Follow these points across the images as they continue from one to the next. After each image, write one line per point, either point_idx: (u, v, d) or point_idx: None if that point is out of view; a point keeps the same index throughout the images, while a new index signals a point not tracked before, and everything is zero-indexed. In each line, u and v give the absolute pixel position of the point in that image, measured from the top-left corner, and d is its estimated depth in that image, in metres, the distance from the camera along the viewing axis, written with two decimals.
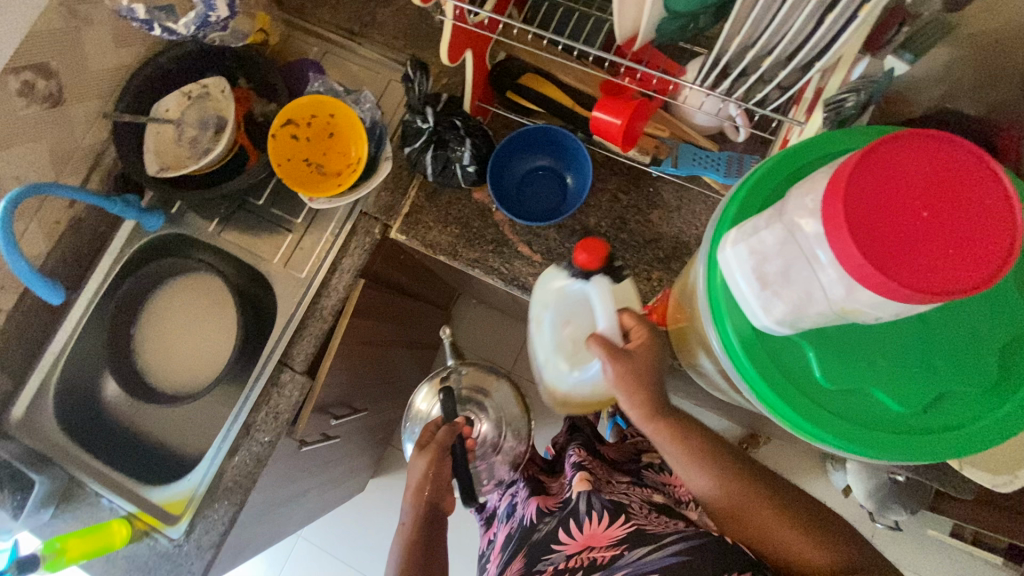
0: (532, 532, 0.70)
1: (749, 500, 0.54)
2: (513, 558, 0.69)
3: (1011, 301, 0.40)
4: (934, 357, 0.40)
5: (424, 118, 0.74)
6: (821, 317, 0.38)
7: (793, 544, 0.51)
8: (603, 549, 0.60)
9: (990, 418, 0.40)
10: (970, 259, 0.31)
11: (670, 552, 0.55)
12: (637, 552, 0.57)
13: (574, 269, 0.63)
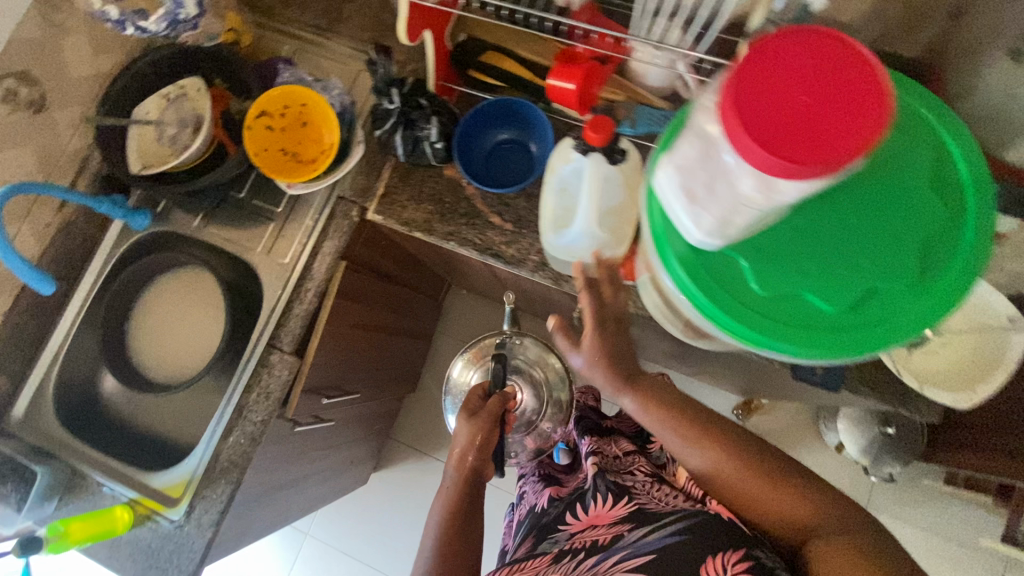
0: (542, 517, 0.81)
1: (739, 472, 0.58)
2: (526, 539, 0.79)
3: (925, 201, 0.43)
4: (859, 257, 0.43)
5: (390, 99, 0.77)
6: (745, 221, 0.40)
7: (790, 509, 0.56)
8: (602, 526, 0.68)
9: (920, 310, 0.42)
10: (851, 129, 0.33)
11: (668, 531, 0.61)
12: (636, 533, 0.63)
13: (581, 145, 0.61)
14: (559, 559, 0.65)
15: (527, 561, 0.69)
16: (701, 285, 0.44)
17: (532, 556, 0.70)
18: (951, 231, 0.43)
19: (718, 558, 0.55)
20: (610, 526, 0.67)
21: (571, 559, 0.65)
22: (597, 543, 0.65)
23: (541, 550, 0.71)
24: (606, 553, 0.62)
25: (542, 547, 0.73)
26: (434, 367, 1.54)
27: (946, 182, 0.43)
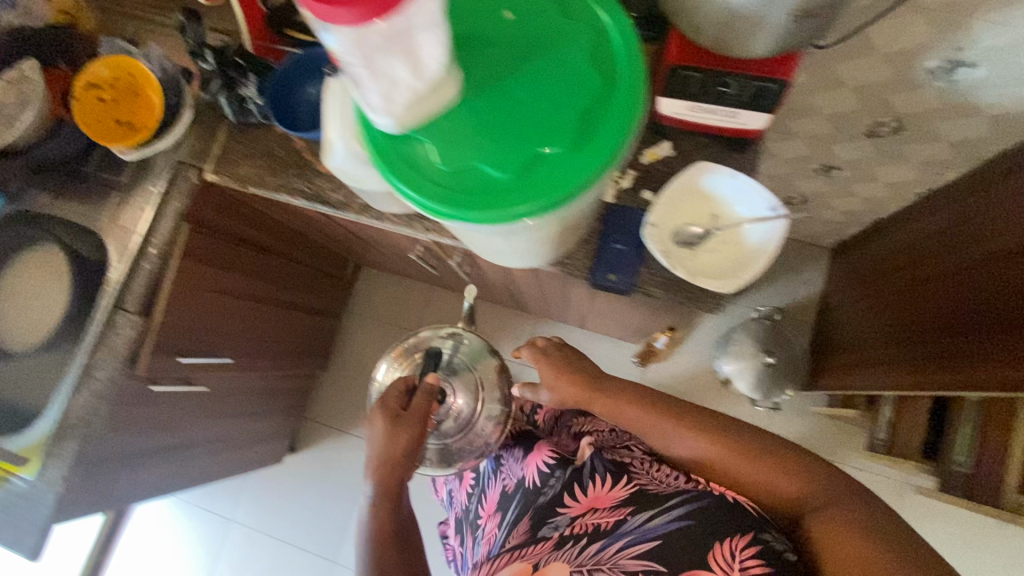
0: (540, 497, 0.87)
1: (740, 457, 0.71)
2: (519, 518, 0.86)
3: (579, 73, 0.48)
4: (524, 126, 0.47)
5: (205, 60, 0.81)
6: (403, 87, 0.44)
7: (784, 486, 0.69)
8: (607, 511, 0.76)
9: (580, 168, 0.47)
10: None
11: (674, 515, 0.70)
12: (639, 518, 0.72)
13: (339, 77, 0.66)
14: (562, 546, 0.74)
15: (529, 547, 0.77)
16: (394, 166, 0.48)
17: (533, 542, 0.78)
18: (605, 97, 0.48)
19: (727, 543, 0.65)
20: (612, 509, 0.76)
21: (574, 544, 0.73)
22: (601, 528, 0.73)
23: (543, 534, 0.78)
24: (611, 538, 0.71)
25: (541, 531, 0.80)
26: (348, 343, 1.58)
27: (602, 56, 0.48)
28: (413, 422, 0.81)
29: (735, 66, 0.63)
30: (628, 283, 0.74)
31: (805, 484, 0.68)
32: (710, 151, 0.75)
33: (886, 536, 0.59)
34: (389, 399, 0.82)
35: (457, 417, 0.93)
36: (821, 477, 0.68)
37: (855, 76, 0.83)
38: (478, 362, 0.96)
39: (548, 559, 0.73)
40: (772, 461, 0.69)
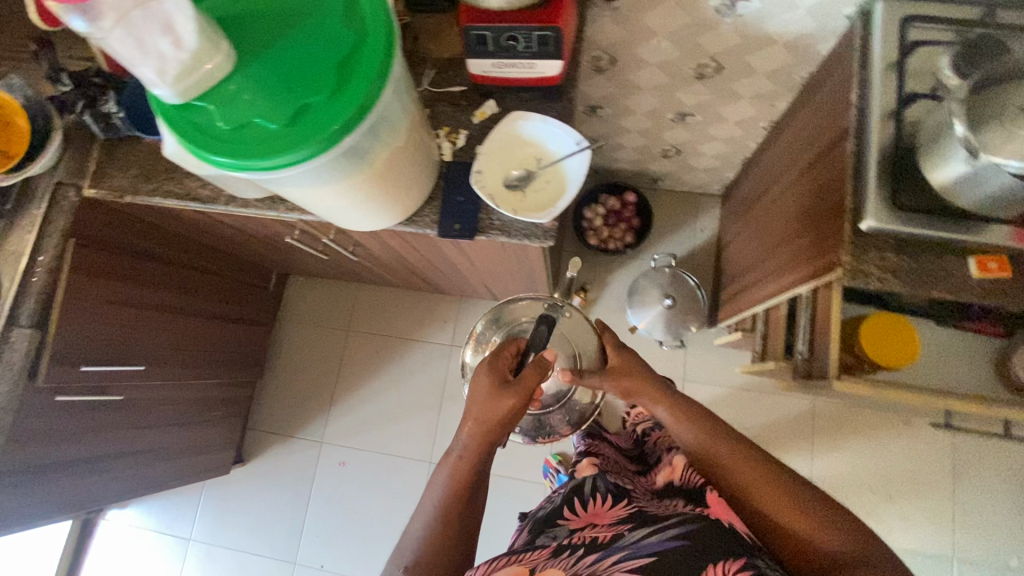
0: (543, 511, 0.95)
1: (774, 491, 0.74)
2: (523, 536, 0.90)
3: (332, 31, 0.55)
4: (289, 81, 0.55)
5: (65, 83, 0.88)
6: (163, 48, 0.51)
7: (809, 528, 0.69)
8: (602, 526, 0.81)
9: (341, 110, 0.54)
10: None
11: (669, 535, 0.69)
12: (635, 534, 0.73)
13: None
14: (557, 554, 0.75)
15: (525, 554, 0.79)
16: (184, 131, 0.55)
17: (530, 550, 0.80)
18: (358, 49, 0.56)
19: (718, 564, 0.63)
20: (610, 525, 0.80)
21: (570, 554, 0.74)
22: (597, 541, 0.75)
23: (541, 544, 0.82)
24: (605, 551, 0.71)
25: (538, 541, 0.83)
26: (282, 349, 1.63)
27: (353, 16, 0.56)
28: (529, 386, 0.84)
29: (520, 22, 0.71)
30: (470, 230, 0.80)
31: (842, 538, 0.67)
32: (530, 103, 0.84)
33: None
34: (502, 357, 0.89)
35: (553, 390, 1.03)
36: (855, 531, 0.68)
37: (660, 24, 0.93)
38: (581, 337, 1.03)
39: (544, 564, 0.73)
40: (808, 504, 0.71)
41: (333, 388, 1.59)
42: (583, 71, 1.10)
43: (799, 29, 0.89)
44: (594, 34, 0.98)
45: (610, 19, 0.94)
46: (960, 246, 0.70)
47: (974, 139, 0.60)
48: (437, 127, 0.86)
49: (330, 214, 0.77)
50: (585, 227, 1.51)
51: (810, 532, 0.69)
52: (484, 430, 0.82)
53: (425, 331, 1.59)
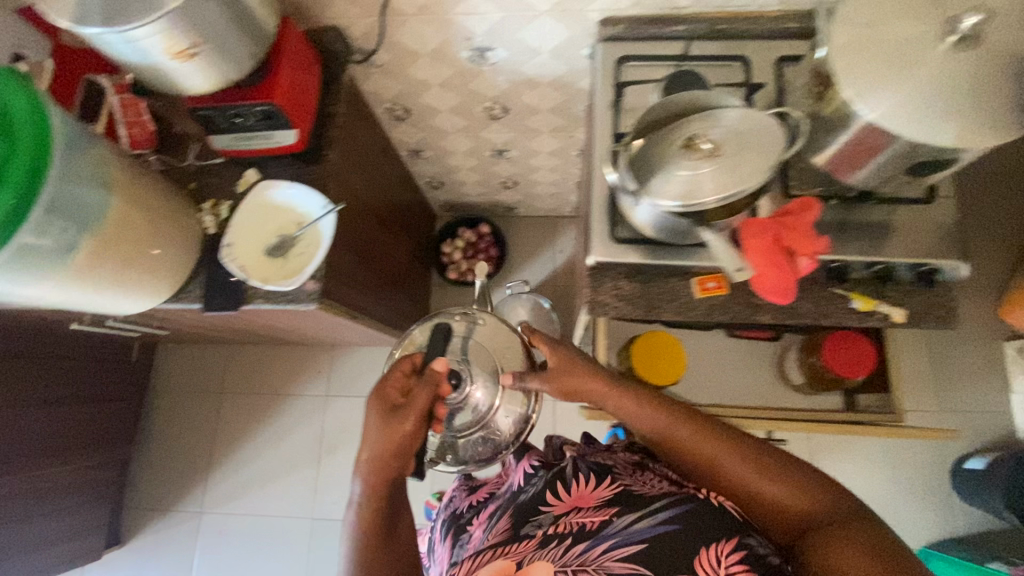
0: (520, 496, 0.75)
1: (731, 458, 0.63)
2: (497, 518, 0.74)
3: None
4: None
5: None
6: None
7: (787, 495, 0.60)
8: (587, 509, 0.66)
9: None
10: None
11: (661, 518, 0.61)
12: (624, 519, 0.62)
13: None
14: (546, 543, 0.63)
15: (509, 546, 0.65)
16: None
17: (516, 539, 0.66)
18: (13, 154, 0.58)
19: (712, 549, 0.57)
20: (598, 508, 0.66)
21: (559, 542, 0.62)
22: (585, 528, 0.63)
23: (526, 531, 0.67)
24: (596, 538, 0.62)
25: (522, 529, 0.68)
26: (158, 420, 1.58)
27: (7, 124, 0.59)
28: (414, 415, 0.60)
29: (237, 100, 0.73)
30: (234, 300, 0.81)
31: (808, 497, 0.60)
32: (289, 169, 0.85)
33: (873, 546, 0.52)
34: (388, 387, 0.62)
35: (469, 421, 0.67)
36: (822, 486, 0.60)
37: (430, 75, 0.97)
38: (502, 341, 0.70)
39: (531, 557, 0.62)
40: (770, 466, 0.62)
41: (212, 453, 1.55)
42: (385, 121, 1.12)
43: (554, 70, 0.93)
44: (374, 90, 1.01)
45: (380, 75, 0.96)
46: (684, 268, 0.75)
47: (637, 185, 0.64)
48: (202, 200, 0.86)
49: (77, 304, 0.76)
50: (445, 262, 1.53)
51: (779, 496, 0.61)
52: (377, 476, 0.61)
53: (301, 383, 1.57)
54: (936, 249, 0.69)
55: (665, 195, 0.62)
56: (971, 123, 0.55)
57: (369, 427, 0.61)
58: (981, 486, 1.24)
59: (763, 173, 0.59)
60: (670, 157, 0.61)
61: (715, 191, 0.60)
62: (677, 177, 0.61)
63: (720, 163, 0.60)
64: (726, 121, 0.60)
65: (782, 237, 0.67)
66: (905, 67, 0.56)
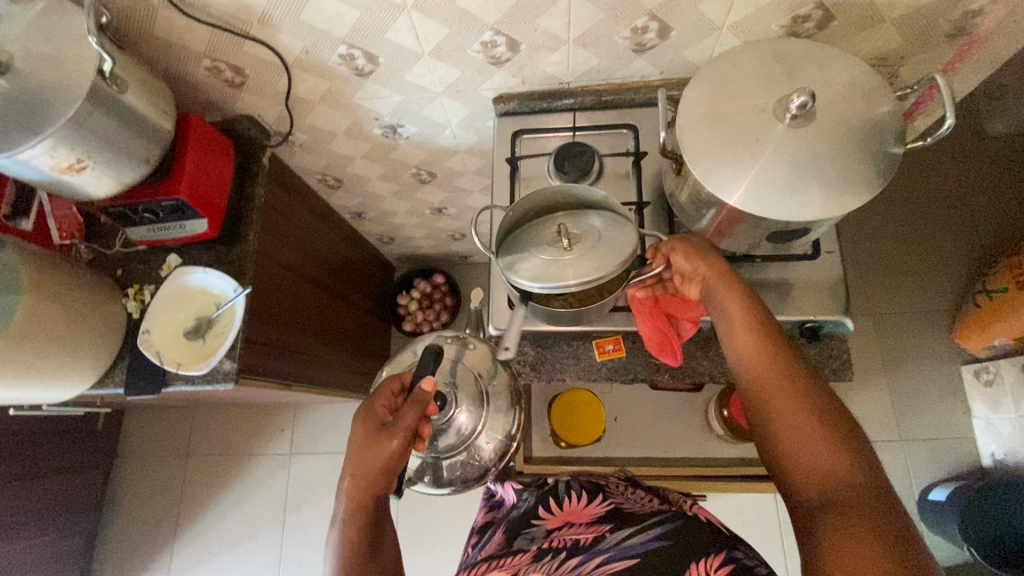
0: (513, 512, 0.75)
1: (781, 396, 0.53)
2: (492, 535, 0.73)
3: None
4: None
5: None
6: None
7: (831, 466, 0.48)
8: (579, 525, 0.67)
9: None
10: None
11: (652, 534, 0.61)
12: (618, 535, 0.62)
13: None
14: (541, 558, 0.62)
15: (504, 558, 0.64)
16: None
17: (507, 554, 0.65)
18: None
19: (700, 563, 0.56)
20: (589, 524, 0.66)
21: (554, 556, 0.62)
22: (579, 544, 0.63)
23: (518, 547, 0.66)
24: (590, 553, 0.60)
25: (515, 543, 0.67)
26: (125, 486, 1.59)
27: None
28: (405, 425, 0.59)
29: (144, 198, 0.77)
30: (155, 383, 0.83)
31: (844, 467, 0.48)
32: (208, 252, 0.89)
33: (894, 553, 0.42)
34: (379, 397, 0.61)
35: (453, 444, 0.68)
36: (865, 458, 0.48)
37: (350, 150, 1.00)
38: (490, 368, 0.72)
39: (527, 569, 0.61)
40: (822, 416, 0.51)
41: (178, 516, 1.55)
42: (320, 191, 1.16)
43: (467, 139, 0.97)
44: (301, 165, 1.05)
45: (303, 153, 1.00)
46: (583, 334, 0.77)
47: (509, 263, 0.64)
48: (127, 286, 0.90)
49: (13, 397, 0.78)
50: (402, 313, 1.53)
51: (827, 467, 0.48)
52: (365, 485, 0.58)
53: (265, 443, 1.58)
54: (818, 306, 0.71)
55: (530, 278, 0.61)
56: (812, 198, 0.58)
57: (355, 434, 0.60)
58: (943, 518, 1.22)
59: (621, 260, 0.59)
60: (539, 245, 0.63)
61: (575, 277, 0.60)
62: (541, 263, 0.62)
63: (580, 255, 0.61)
64: (583, 224, 0.65)
65: (653, 306, 0.69)
66: (745, 147, 0.60)
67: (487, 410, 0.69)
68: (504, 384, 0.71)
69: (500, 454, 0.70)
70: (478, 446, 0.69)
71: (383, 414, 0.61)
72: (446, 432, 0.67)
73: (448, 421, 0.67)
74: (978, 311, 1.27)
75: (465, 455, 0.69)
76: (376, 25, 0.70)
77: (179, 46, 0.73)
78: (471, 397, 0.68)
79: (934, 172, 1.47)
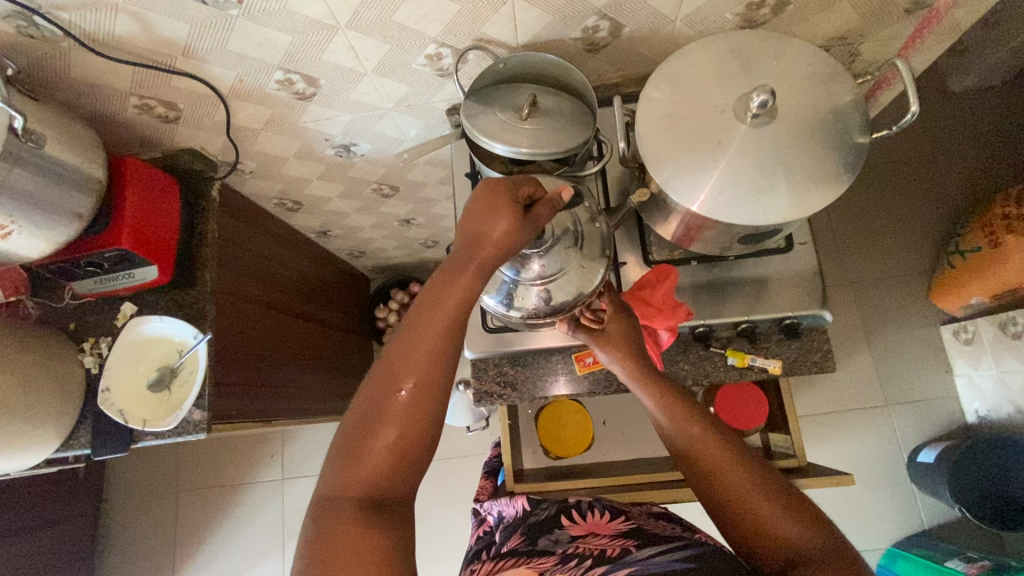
0: (530, 518, 0.74)
1: (732, 472, 0.53)
2: (509, 537, 0.72)
3: None
4: None
5: None
6: None
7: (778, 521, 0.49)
8: (605, 538, 0.64)
9: None
10: None
11: (676, 556, 0.54)
12: (643, 552, 0.56)
13: None
14: (565, 562, 0.58)
15: (529, 558, 0.61)
16: None
17: (534, 554, 0.62)
18: None
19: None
20: (614, 538, 0.63)
21: (579, 562, 0.57)
22: (605, 554, 0.59)
23: (543, 548, 0.64)
24: (612, 565, 0.55)
25: (538, 545, 0.65)
26: (116, 530, 1.55)
27: None
28: (536, 229, 0.50)
29: (87, 252, 0.73)
30: (122, 441, 0.79)
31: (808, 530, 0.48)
32: (165, 297, 0.84)
33: None
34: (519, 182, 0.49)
35: (524, 283, 0.60)
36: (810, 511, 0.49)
37: (305, 173, 0.96)
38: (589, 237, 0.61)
39: (552, 570, 0.57)
40: (776, 488, 0.51)
41: (175, 555, 1.52)
42: (279, 215, 1.11)
43: None
44: (255, 192, 1.00)
45: (256, 180, 0.95)
46: (561, 348, 0.75)
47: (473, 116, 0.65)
48: (83, 339, 0.85)
49: None
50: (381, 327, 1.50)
51: (774, 520, 0.49)
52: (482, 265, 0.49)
53: (256, 471, 1.54)
54: (796, 301, 0.70)
55: (487, 134, 0.63)
56: (780, 198, 0.56)
57: (470, 212, 0.49)
58: (931, 479, 1.24)
59: (574, 144, 0.64)
60: (499, 107, 0.65)
61: (528, 142, 0.63)
62: (500, 121, 0.64)
63: (537, 123, 0.64)
64: (552, 99, 0.67)
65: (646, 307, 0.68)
66: (707, 151, 0.57)
67: (573, 256, 0.59)
68: (597, 239, 0.61)
69: (568, 306, 0.61)
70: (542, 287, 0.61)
71: (520, 197, 0.49)
72: (520, 268, 0.59)
73: (528, 257, 0.58)
74: (953, 272, 1.27)
75: (530, 301, 0.61)
76: (311, 48, 0.65)
77: (101, 86, 0.68)
78: (565, 236, 0.59)
79: (901, 135, 1.46)
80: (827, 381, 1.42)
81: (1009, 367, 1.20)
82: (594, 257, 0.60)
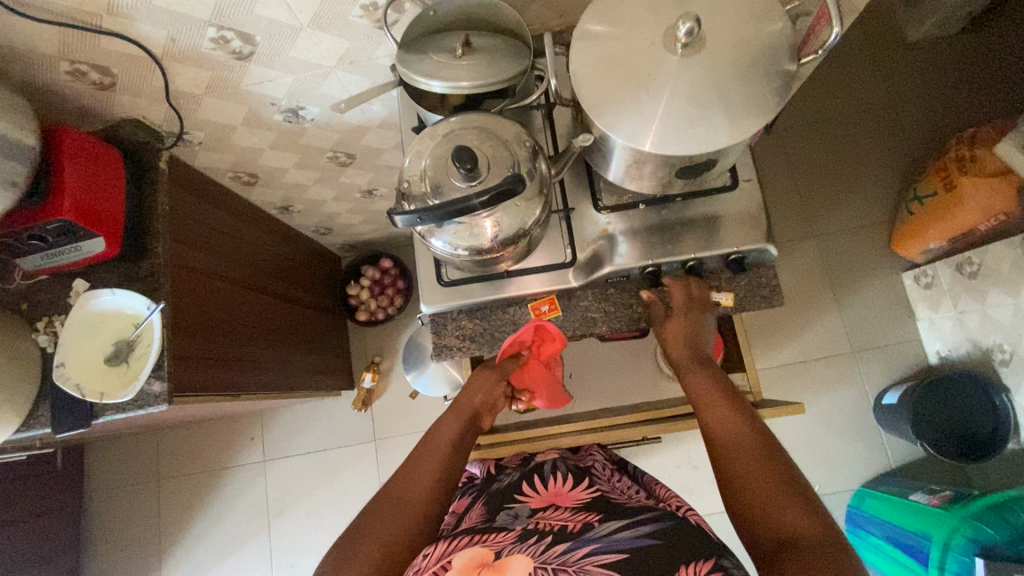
0: (496, 486, 0.78)
1: (755, 462, 0.55)
2: (473, 505, 0.75)
3: None
4: None
5: None
6: None
7: (777, 501, 0.51)
8: (565, 510, 0.67)
9: None
10: None
11: (641, 532, 0.59)
12: (607, 528, 0.60)
13: None
14: (524, 539, 0.61)
15: (489, 533, 0.64)
16: None
17: (492, 529, 0.65)
18: None
19: (689, 566, 0.53)
20: (575, 510, 0.66)
21: (538, 539, 0.60)
22: (566, 530, 0.62)
23: (502, 524, 0.66)
24: (577, 541, 0.59)
25: (497, 519, 0.68)
26: (101, 517, 1.55)
27: None
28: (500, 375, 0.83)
29: (26, 225, 0.72)
30: (83, 416, 0.79)
31: (806, 517, 0.49)
32: (117, 271, 0.83)
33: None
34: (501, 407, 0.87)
35: (471, 220, 0.61)
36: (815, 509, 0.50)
37: (256, 142, 0.94)
38: (531, 178, 0.61)
39: (510, 549, 0.59)
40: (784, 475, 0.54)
41: (162, 540, 1.52)
42: (236, 188, 1.09)
43: (377, 114, 0.92)
44: (208, 165, 0.98)
45: (206, 152, 0.94)
46: (518, 297, 0.75)
47: (408, 58, 0.64)
48: (36, 319, 0.84)
49: None
50: (354, 304, 1.48)
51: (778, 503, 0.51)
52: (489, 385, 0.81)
53: (237, 454, 1.54)
54: (742, 237, 0.71)
55: (424, 73, 0.63)
56: (716, 127, 0.56)
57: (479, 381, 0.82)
58: (894, 420, 1.28)
59: (510, 77, 0.65)
60: (434, 49, 0.65)
61: (466, 77, 0.63)
62: (435, 62, 0.64)
63: (473, 59, 0.64)
64: (485, 37, 0.67)
65: (532, 358, 0.83)
66: (643, 86, 0.57)
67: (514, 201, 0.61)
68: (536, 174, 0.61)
69: (510, 238, 0.64)
70: (485, 220, 0.61)
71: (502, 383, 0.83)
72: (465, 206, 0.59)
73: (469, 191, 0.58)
74: (911, 218, 1.30)
75: (478, 238, 0.63)
76: (241, 1, 0.64)
77: (28, 52, 0.66)
78: (505, 170, 0.59)
79: (858, 84, 1.48)
80: (796, 332, 1.46)
81: (966, 306, 1.24)
82: (533, 196, 0.62)
